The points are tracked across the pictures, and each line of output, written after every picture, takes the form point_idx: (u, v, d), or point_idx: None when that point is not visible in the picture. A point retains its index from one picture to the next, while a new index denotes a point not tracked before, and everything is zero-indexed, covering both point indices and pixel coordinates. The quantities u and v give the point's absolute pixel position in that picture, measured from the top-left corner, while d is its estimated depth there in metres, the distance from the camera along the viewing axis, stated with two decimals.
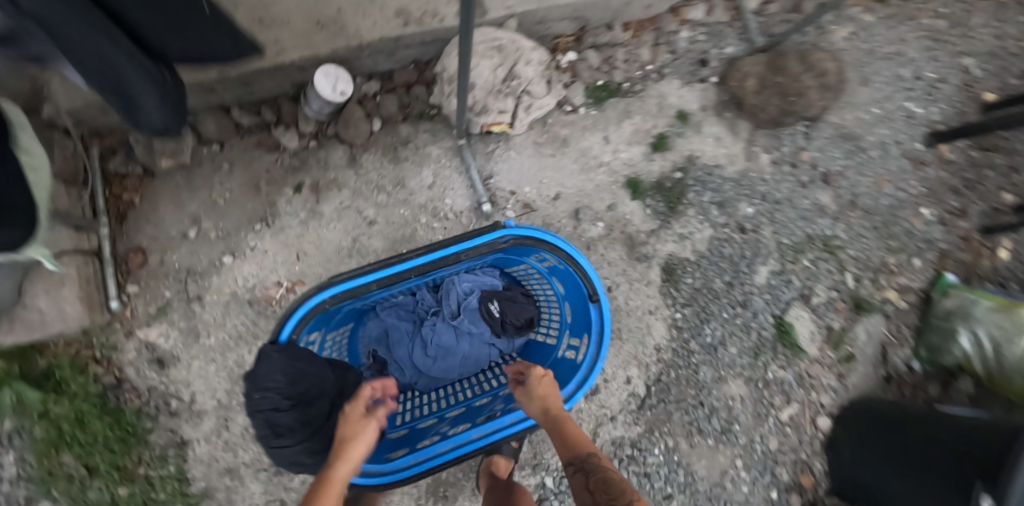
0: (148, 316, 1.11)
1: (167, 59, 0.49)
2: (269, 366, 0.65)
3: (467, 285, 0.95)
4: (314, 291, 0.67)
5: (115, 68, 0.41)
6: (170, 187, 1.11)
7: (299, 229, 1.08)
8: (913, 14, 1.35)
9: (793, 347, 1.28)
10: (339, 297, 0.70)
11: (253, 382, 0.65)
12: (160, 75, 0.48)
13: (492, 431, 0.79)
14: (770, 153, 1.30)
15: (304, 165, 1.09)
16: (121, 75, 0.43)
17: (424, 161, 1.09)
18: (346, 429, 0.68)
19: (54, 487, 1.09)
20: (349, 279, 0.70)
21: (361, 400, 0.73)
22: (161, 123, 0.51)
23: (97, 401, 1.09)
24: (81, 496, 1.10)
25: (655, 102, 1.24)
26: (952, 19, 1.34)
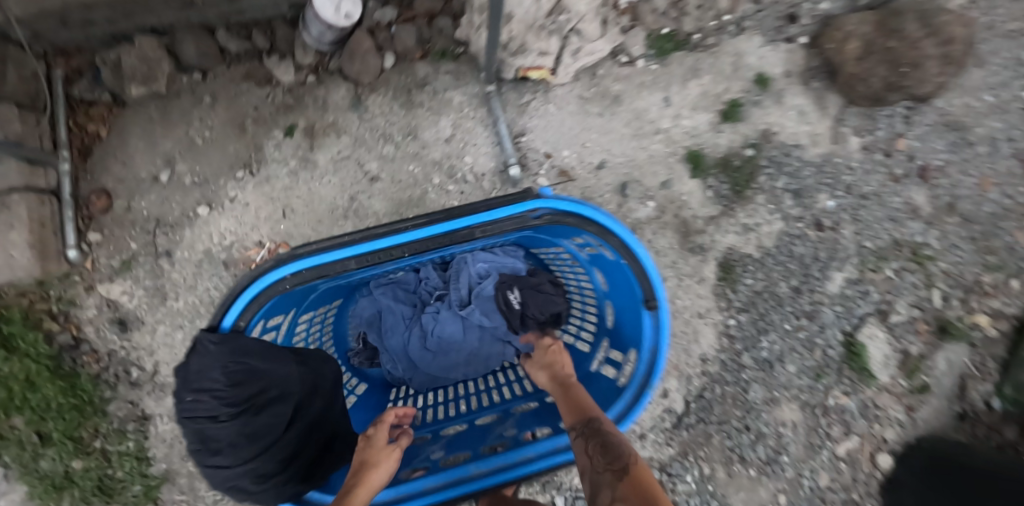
0: (110, 270, 0.95)
1: None
2: (203, 362, 0.50)
3: (483, 265, 0.76)
4: (270, 265, 0.50)
5: None
6: (142, 120, 0.94)
7: (288, 181, 0.90)
8: None
9: (862, 371, 1.07)
10: (305, 274, 0.52)
11: (184, 380, 0.50)
12: None
13: (500, 467, 0.61)
14: (861, 137, 1.07)
15: (299, 105, 0.91)
16: None
17: (442, 110, 0.89)
18: (367, 451, 0.60)
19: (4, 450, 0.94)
20: (320, 252, 0.51)
21: (385, 423, 0.64)
22: None
23: (49, 363, 0.94)
24: (31, 464, 0.96)
25: (730, 61, 1.01)
26: None
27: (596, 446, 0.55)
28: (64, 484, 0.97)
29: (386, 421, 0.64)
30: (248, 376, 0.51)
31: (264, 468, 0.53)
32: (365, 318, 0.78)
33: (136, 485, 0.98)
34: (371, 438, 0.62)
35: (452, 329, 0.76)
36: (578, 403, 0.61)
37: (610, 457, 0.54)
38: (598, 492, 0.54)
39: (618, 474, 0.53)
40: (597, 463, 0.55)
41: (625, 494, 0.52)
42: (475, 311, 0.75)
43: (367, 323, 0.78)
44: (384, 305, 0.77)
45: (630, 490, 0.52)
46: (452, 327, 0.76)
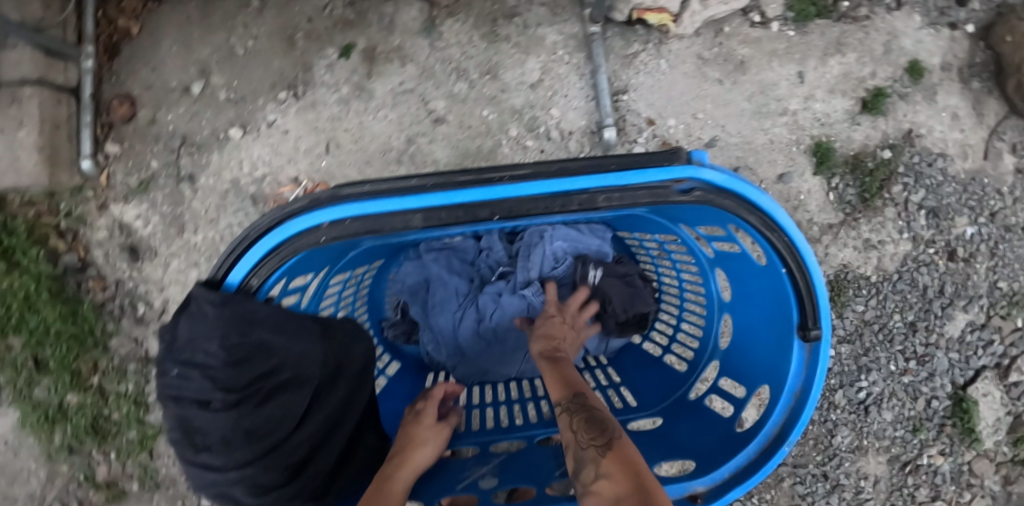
0: (127, 189, 0.84)
1: None
2: (199, 326, 0.36)
3: (563, 245, 0.60)
4: (307, 205, 0.35)
5: None
6: (180, 21, 0.81)
7: (336, 110, 0.76)
8: None
9: (968, 432, 0.89)
10: (349, 225, 0.37)
11: (171, 346, 0.37)
12: None
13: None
14: (1019, 156, 0.88)
15: (360, 21, 0.76)
16: None
17: (532, 49, 0.74)
18: (414, 427, 0.53)
19: None
20: (377, 197, 0.36)
21: (436, 398, 0.56)
22: None
23: (52, 284, 0.85)
24: (26, 391, 0.88)
25: (882, 41, 0.83)
26: None
27: (579, 420, 0.44)
28: (57, 417, 0.88)
29: (436, 396, 0.56)
30: (255, 352, 0.39)
31: (264, 478, 0.40)
32: (410, 287, 0.64)
33: (132, 432, 0.88)
34: (418, 412, 0.55)
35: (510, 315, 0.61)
36: (564, 377, 0.49)
37: (592, 430, 0.43)
38: (581, 471, 0.42)
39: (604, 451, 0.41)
40: (580, 438, 0.44)
41: (610, 471, 0.40)
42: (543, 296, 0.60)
43: (412, 292, 0.64)
44: (435, 275, 0.63)
45: (616, 467, 0.40)
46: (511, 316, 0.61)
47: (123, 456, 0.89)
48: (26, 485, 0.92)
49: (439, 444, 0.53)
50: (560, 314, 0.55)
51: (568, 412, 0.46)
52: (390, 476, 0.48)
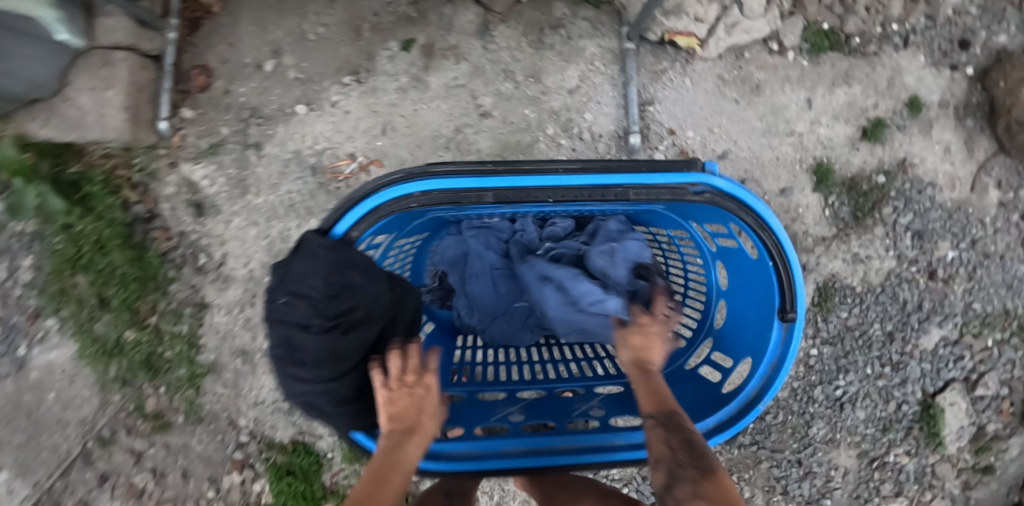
0: (197, 151, 0.91)
1: None
2: (306, 266, 0.46)
3: (637, 254, 0.67)
4: (402, 177, 0.46)
5: None
6: (258, 4, 0.90)
7: (395, 97, 0.86)
8: None
9: (932, 436, 0.99)
10: (434, 197, 0.47)
11: (281, 279, 0.47)
12: None
13: (586, 448, 0.59)
14: (1002, 191, 0.97)
15: (421, 20, 0.85)
16: None
17: (573, 57, 0.83)
18: (421, 404, 0.52)
19: (63, 308, 0.93)
20: (456, 177, 0.47)
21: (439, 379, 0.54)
22: None
23: (122, 230, 0.91)
24: (87, 326, 0.93)
25: (887, 77, 0.92)
26: None
27: (678, 439, 0.47)
28: (114, 351, 0.94)
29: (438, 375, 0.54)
30: (344, 291, 0.48)
31: (342, 391, 0.51)
32: (452, 257, 0.74)
33: (182, 371, 0.96)
34: (418, 382, 0.52)
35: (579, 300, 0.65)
36: (659, 392, 0.52)
37: (693, 453, 0.45)
38: (673, 485, 0.44)
39: (703, 473, 0.44)
40: (677, 457, 0.46)
41: (710, 495, 0.42)
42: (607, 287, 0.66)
43: (452, 261, 0.74)
44: (479, 250, 0.72)
45: (716, 493, 0.42)
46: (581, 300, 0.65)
47: (172, 391, 0.96)
48: (80, 410, 0.96)
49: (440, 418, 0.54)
50: (657, 324, 0.58)
51: (663, 426, 0.49)
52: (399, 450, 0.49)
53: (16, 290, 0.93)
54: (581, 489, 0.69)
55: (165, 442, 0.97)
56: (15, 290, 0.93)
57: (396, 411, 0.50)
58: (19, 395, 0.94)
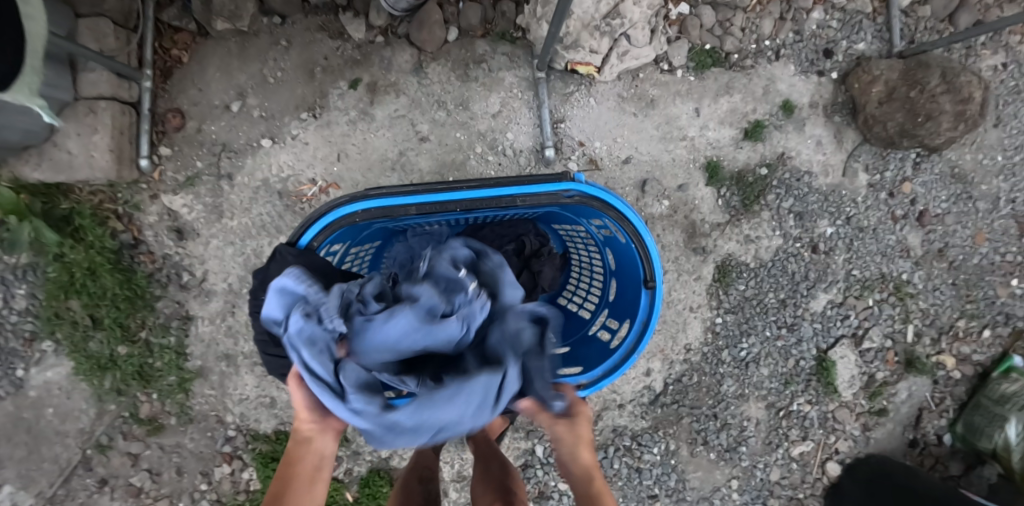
0: (176, 183, 1.02)
1: None
2: (280, 269, 0.62)
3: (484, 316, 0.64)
4: (345, 200, 0.60)
5: None
6: (221, 52, 1.01)
7: (347, 128, 1.01)
8: None
9: (828, 386, 1.15)
10: (372, 213, 0.62)
11: (262, 282, 0.64)
12: None
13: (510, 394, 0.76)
14: (869, 175, 1.12)
15: (366, 61, 1.01)
16: None
17: (494, 87, 1.01)
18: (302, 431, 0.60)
19: (58, 330, 1.01)
20: (387, 196, 0.62)
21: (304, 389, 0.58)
22: None
23: (111, 256, 1.00)
24: (82, 344, 1.02)
25: (763, 84, 1.08)
26: None
27: None
28: (108, 365, 1.03)
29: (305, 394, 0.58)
30: None
31: None
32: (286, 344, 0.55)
33: (172, 377, 1.04)
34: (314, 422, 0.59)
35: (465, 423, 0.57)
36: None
37: None
38: None
39: None
40: None
41: None
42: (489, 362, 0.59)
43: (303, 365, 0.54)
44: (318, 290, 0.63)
45: None
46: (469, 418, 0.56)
47: (163, 397, 1.06)
48: (77, 423, 1.05)
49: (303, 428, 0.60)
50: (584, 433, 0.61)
51: None
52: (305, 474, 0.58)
53: (11, 319, 1.02)
54: (490, 475, 0.85)
55: (159, 444, 1.07)
56: (10, 319, 1.01)
57: (299, 429, 0.59)
58: (18, 412, 1.04)
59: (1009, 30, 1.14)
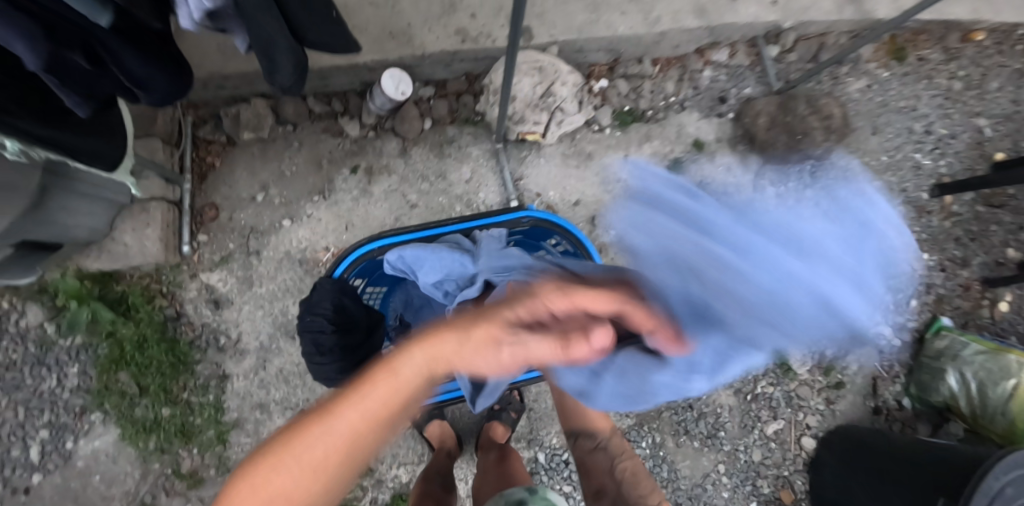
0: (211, 263, 1.21)
1: (306, 39, 0.67)
2: (321, 295, 0.91)
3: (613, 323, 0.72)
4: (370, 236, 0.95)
5: (275, 44, 0.61)
6: (246, 156, 1.24)
7: (351, 204, 1.26)
8: (928, 74, 1.45)
9: (784, 367, 1.31)
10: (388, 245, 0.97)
11: (308, 306, 0.92)
12: (297, 49, 0.66)
13: None
14: (777, 187, 1.37)
15: (362, 150, 1.27)
16: (273, 43, 0.61)
17: (464, 159, 1.29)
18: (418, 371, 0.51)
19: (107, 400, 1.17)
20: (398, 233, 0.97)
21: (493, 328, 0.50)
22: (289, 82, 0.70)
23: (158, 329, 1.18)
24: (129, 412, 1.17)
25: (674, 131, 1.37)
26: (967, 81, 1.46)
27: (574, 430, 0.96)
28: (152, 426, 1.18)
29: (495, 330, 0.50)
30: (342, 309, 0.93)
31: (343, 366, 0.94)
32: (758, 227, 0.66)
33: (211, 431, 1.19)
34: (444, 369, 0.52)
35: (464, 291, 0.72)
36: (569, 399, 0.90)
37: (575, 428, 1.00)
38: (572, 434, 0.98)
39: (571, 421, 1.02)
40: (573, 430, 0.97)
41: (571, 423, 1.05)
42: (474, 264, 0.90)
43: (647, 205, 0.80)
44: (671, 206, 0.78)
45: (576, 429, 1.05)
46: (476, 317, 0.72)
47: (203, 451, 1.19)
48: (123, 485, 1.18)
49: (424, 367, 0.51)
50: None
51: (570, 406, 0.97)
52: (391, 414, 0.52)
53: (63, 396, 1.16)
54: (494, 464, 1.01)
55: (199, 496, 1.19)
56: (62, 396, 1.16)
57: (416, 370, 0.51)
58: (67, 482, 1.17)
59: (867, 60, 1.43)
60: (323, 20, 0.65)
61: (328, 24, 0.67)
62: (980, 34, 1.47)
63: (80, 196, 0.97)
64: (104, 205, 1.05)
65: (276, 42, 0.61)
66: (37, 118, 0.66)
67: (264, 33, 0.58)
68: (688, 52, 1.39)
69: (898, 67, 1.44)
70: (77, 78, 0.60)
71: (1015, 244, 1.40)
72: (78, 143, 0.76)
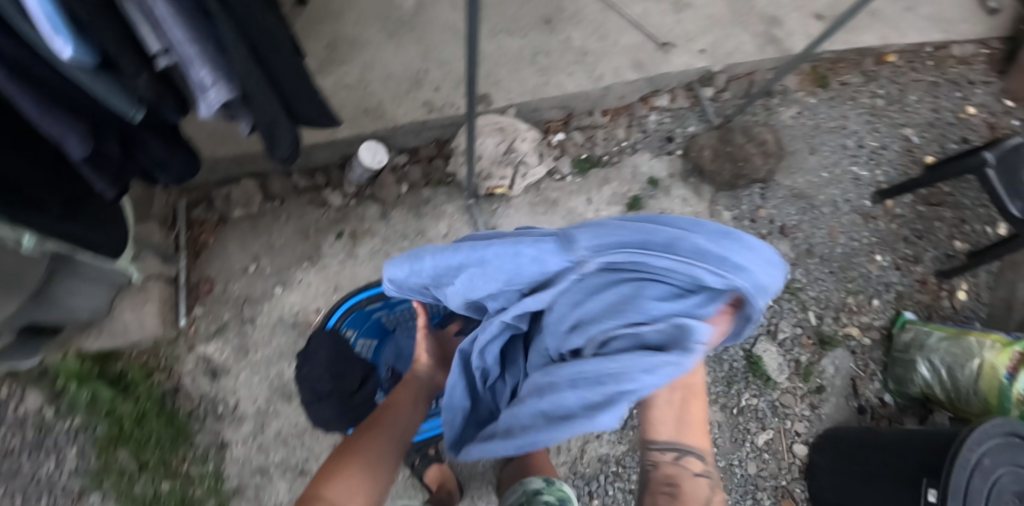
0: (208, 334, 1.27)
1: (298, 118, 0.81)
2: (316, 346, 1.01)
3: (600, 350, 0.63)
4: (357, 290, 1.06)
5: (278, 125, 0.75)
6: (238, 232, 1.33)
7: (338, 266, 1.34)
8: (851, 96, 1.61)
9: (764, 378, 1.35)
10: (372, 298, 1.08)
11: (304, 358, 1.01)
12: (294, 128, 0.80)
13: None
14: (731, 211, 1.48)
15: (345, 216, 1.37)
16: (276, 123, 0.75)
17: (440, 216, 1.40)
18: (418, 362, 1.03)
19: (106, 480, 1.18)
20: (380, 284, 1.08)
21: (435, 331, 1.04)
22: (288, 156, 0.83)
23: (157, 403, 1.21)
24: (128, 490, 1.18)
25: (630, 171, 1.49)
26: (888, 98, 1.62)
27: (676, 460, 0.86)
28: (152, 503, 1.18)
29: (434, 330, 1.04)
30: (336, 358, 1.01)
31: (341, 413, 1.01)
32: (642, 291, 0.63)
33: (211, 502, 1.20)
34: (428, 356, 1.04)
35: (686, 309, 0.62)
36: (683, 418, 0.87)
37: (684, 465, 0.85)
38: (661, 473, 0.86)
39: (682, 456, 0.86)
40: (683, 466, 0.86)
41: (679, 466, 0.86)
42: (552, 242, 0.64)
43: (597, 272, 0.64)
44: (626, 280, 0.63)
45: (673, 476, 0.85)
46: (635, 369, 0.60)
47: None
48: None
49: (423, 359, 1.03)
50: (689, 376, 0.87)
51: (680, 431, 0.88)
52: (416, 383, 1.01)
53: (61, 480, 1.17)
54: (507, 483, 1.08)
55: None
56: (60, 480, 1.17)
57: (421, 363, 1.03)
58: None
59: (794, 91, 1.59)
60: (310, 99, 0.80)
61: (314, 103, 0.81)
62: (892, 55, 1.66)
63: (85, 280, 1.04)
64: (105, 285, 1.11)
65: (280, 122, 0.75)
66: (61, 200, 0.75)
67: (267, 115, 0.72)
68: (633, 101, 1.55)
69: (823, 93, 1.60)
70: (108, 167, 0.71)
71: (961, 236, 1.50)
72: (89, 234, 0.85)
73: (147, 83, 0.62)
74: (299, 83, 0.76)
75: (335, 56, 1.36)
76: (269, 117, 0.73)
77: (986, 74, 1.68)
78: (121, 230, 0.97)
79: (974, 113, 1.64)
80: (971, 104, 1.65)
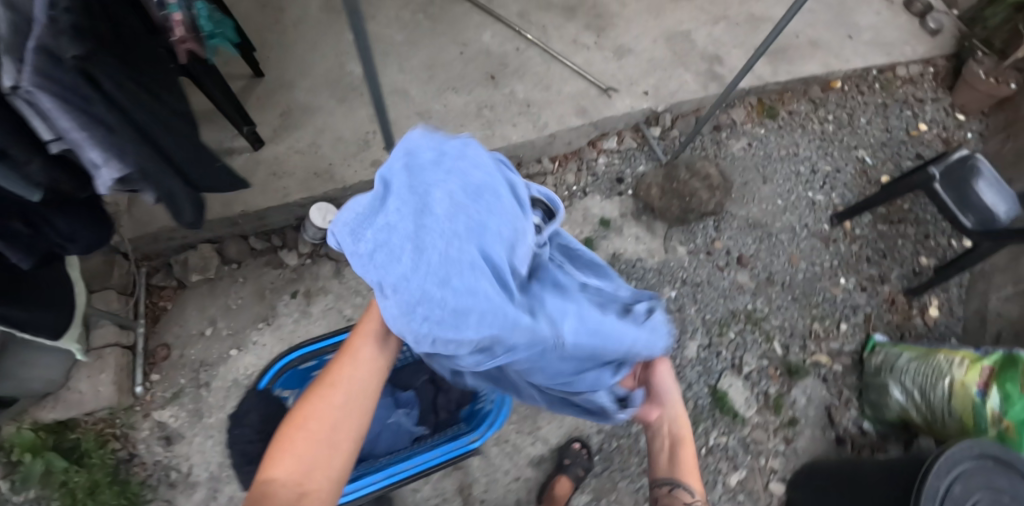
0: (163, 400, 1.29)
1: (200, 186, 0.86)
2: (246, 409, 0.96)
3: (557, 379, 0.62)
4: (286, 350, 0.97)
5: (177, 194, 0.79)
6: (196, 296, 1.38)
7: (293, 325, 1.37)
8: (801, 124, 1.63)
9: (731, 414, 1.30)
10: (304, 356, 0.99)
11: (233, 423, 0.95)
12: (195, 194, 0.84)
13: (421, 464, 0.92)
14: (686, 245, 1.47)
15: (300, 276, 1.41)
16: (175, 194, 0.78)
17: None
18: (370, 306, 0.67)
19: None
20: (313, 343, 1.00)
21: None
22: (191, 221, 0.86)
23: (110, 472, 1.22)
24: None
25: (581, 214, 1.51)
26: (837, 123, 1.64)
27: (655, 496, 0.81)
28: None
29: None
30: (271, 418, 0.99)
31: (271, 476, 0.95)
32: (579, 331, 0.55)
33: None
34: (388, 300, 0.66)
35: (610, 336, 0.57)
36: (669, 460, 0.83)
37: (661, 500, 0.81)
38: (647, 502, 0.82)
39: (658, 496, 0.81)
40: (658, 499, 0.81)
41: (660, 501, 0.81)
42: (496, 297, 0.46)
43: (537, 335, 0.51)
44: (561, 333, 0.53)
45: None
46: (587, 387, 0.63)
47: None
48: None
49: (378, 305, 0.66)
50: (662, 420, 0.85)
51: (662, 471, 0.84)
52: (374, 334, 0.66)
53: None
54: None
55: None
56: None
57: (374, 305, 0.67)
58: None
59: (742, 123, 1.61)
60: (210, 165, 0.84)
61: (213, 170, 0.86)
62: (838, 81, 1.67)
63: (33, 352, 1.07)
64: (59, 355, 1.16)
65: (178, 190, 0.78)
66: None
67: (164, 187, 0.75)
68: (582, 146, 1.59)
69: (772, 123, 1.62)
70: (16, 242, 0.75)
71: (927, 251, 1.49)
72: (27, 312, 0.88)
73: (40, 168, 0.66)
74: (197, 152, 0.80)
75: (288, 123, 1.44)
76: (166, 187, 0.76)
77: (934, 91, 1.71)
78: (66, 309, 1.01)
79: (926, 129, 1.66)
80: (922, 121, 1.67)
